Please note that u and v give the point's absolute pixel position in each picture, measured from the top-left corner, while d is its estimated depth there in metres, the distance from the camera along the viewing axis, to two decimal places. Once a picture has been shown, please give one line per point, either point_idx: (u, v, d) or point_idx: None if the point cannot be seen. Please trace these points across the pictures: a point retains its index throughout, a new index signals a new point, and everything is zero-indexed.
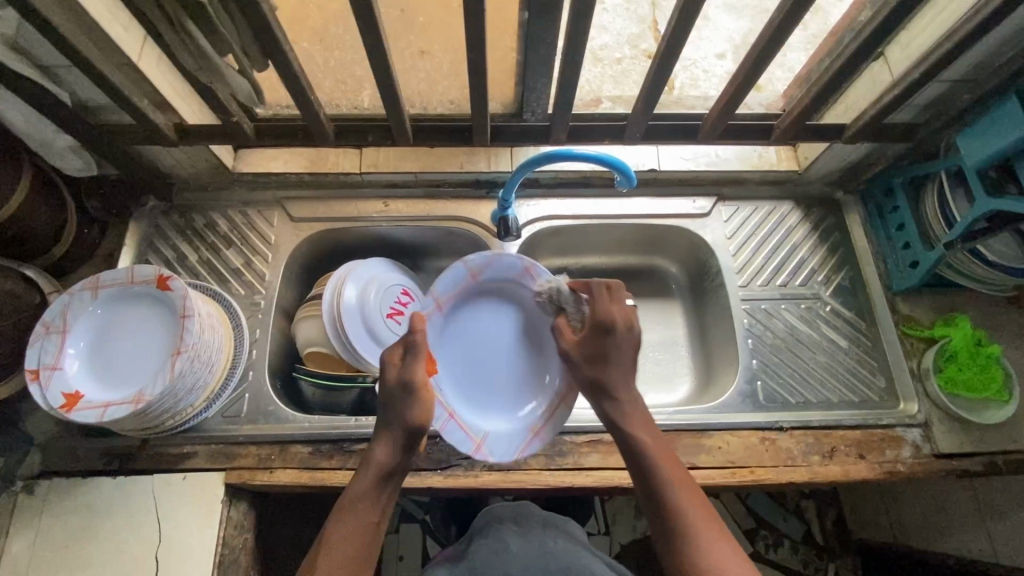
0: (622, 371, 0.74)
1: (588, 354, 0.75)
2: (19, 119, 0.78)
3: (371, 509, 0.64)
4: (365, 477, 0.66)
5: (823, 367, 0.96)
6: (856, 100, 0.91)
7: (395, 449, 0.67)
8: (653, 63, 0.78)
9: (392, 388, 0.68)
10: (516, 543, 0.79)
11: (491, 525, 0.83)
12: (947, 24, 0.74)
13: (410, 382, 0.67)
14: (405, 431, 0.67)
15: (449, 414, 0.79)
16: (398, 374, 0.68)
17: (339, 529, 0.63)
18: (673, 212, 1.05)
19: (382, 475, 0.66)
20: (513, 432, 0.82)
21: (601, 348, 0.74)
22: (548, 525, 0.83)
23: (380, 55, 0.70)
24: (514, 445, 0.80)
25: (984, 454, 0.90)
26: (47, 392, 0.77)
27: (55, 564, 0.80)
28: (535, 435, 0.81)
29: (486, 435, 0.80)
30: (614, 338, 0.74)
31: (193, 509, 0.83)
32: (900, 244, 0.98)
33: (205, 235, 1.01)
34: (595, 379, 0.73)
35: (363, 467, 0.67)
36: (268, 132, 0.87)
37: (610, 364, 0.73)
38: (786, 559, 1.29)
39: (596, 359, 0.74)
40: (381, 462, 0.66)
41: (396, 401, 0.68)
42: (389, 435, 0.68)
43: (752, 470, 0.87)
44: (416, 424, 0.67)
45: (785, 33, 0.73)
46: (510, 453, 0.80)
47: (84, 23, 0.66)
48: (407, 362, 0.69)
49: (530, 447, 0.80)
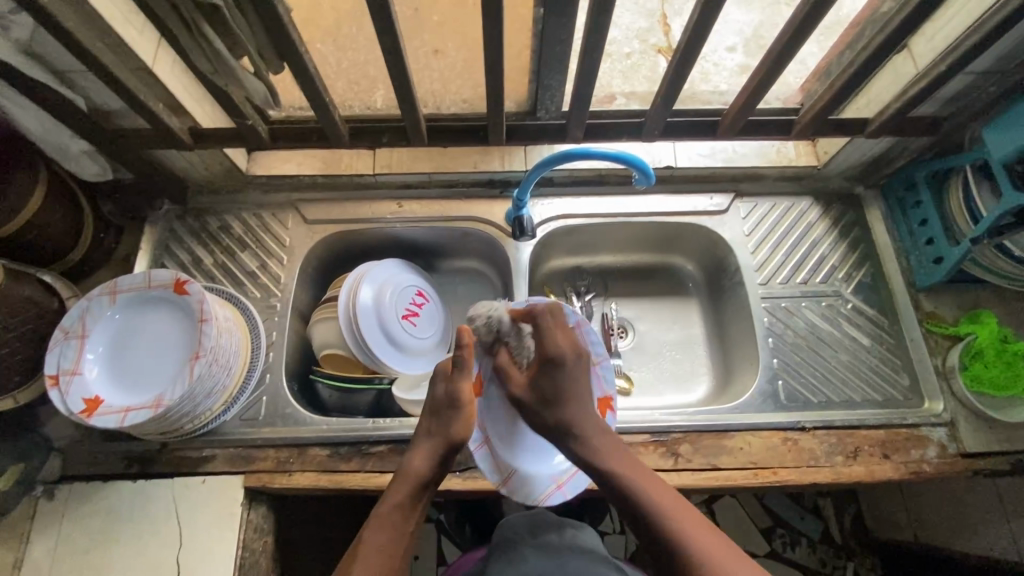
0: (579, 402, 0.73)
1: (543, 391, 0.73)
2: (36, 124, 0.79)
3: (407, 519, 0.64)
4: (403, 486, 0.66)
5: (845, 366, 0.94)
6: (880, 93, 0.89)
7: (434, 460, 0.68)
8: (673, 59, 0.77)
9: (439, 401, 0.70)
10: (538, 559, 0.72)
11: (512, 540, 0.76)
12: (975, 15, 0.72)
13: (458, 398, 0.70)
14: (449, 444, 0.69)
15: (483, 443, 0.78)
16: (449, 389, 0.70)
17: (375, 535, 0.61)
18: (691, 209, 1.04)
19: (421, 485, 0.67)
20: (540, 476, 0.79)
21: (554, 386, 0.73)
22: (573, 542, 0.76)
23: (396, 55, 0.69)
24: (538, 488, 0.78)
25: (1011, 453, 0.88)
26: (67, 397, 0.77)
27: (78, 567, 0.81)
28: (558, 488, 0.78)
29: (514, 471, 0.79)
30: (565, 371, 0.73)
31: (214, 512, 0.83)
32: (924, 239, 0.96)
33: (220, 238, 1.01)
34: (555, 423, 0.72)
35: (399, 478, 0.67)
36: (283, 135, 0.87)
37: (567, 399, 0.73)
38: (804, 558, 1.28)
39: (551, 401, 0.73)
40: (419, 472, 0.67)
41: (443, 413, 0.70)
42: (429, 447, 0.69)
43: (774, 471, 0.85)
44: (459, 439, 0.69)
45: (809, 26, 0.71)
46: (529, 497, 0.78)
47: (100, 28, 0.66)
48: (457, 378, 0.71)
49: (554, 492, 0.78)
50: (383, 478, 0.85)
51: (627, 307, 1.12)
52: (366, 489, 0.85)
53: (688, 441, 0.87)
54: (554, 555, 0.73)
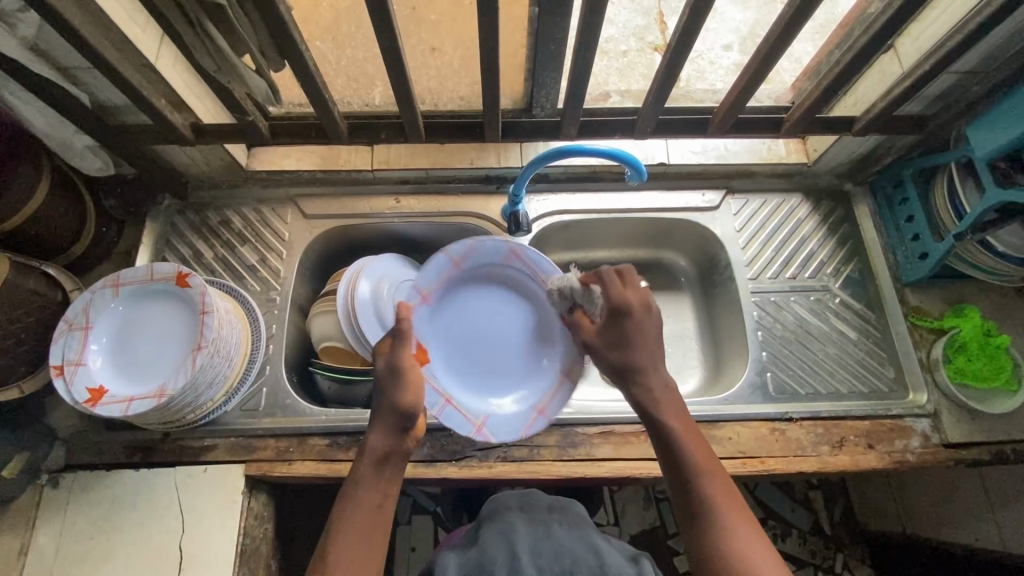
0: (647, 349, 0.70)
1: (611, 339, 0.73)
2: (41, 119, 0.80)
3: (373, 494, 0.65)
4: (364, 464, 0.66)
5: (832, 358, 0.97)
6: (867, 92, 0.91)
7: (388, 432, 0.67)
8: (666, 53, 0.78)
9: (382, 374, 0.70)
10: (528, 535, 0.73)
11: (503, 513, 0.78)
12: (957, 17, 0.74)
13: (397, 366, 0.69)
14: (396, 414, 0.67)
15: (445, 400, 0.84)
16: (389, 360, 0.70)
17: (344, 514, 0.63)
18: (684, 205, 1.06)
19: (380, 458, 0.66)
20: (517, 414, 0.86)
21: (619, 333, 0.72)
22: (563, 518, 0.78)
23: (394, 54, 0.71)
24: (517, 423, 0.85)
25: (992, 443, 0.90)
26: (72, 387, 0.79)
27: (82, 554, 0.82)
28: (540, 415, 0.86)
29: (487, 414, 0.86)
30: (632, 320, 0.71)
31: (216, 500, 0.85)
32: (910, 236, 0.98)
33: (220, 231, 1.02)
34: (620, 372, 0.71)
35: (361, 455, 0.67)
36: (283, 131, 0.88)
37: (635, 348, 0.70)
38: (794, 549, 1.30)
39: (616, 346, 0.72)
40: (376, 446, 0.67)
41: (385, 385, 0.69)
42: (380, 420, 0.68)
43: (762, 460, 0.88)
44: (407, 406, 0.67)
45: (797, 26, 0.73)
46: (512, 434, 0.84)
47: (105, 26, 0.68)
48: (396, 347, 0.71)
49: (534, 420, 0.85)
50: None
51: None
52: None
53: None
54: (545, 533, 0.74)
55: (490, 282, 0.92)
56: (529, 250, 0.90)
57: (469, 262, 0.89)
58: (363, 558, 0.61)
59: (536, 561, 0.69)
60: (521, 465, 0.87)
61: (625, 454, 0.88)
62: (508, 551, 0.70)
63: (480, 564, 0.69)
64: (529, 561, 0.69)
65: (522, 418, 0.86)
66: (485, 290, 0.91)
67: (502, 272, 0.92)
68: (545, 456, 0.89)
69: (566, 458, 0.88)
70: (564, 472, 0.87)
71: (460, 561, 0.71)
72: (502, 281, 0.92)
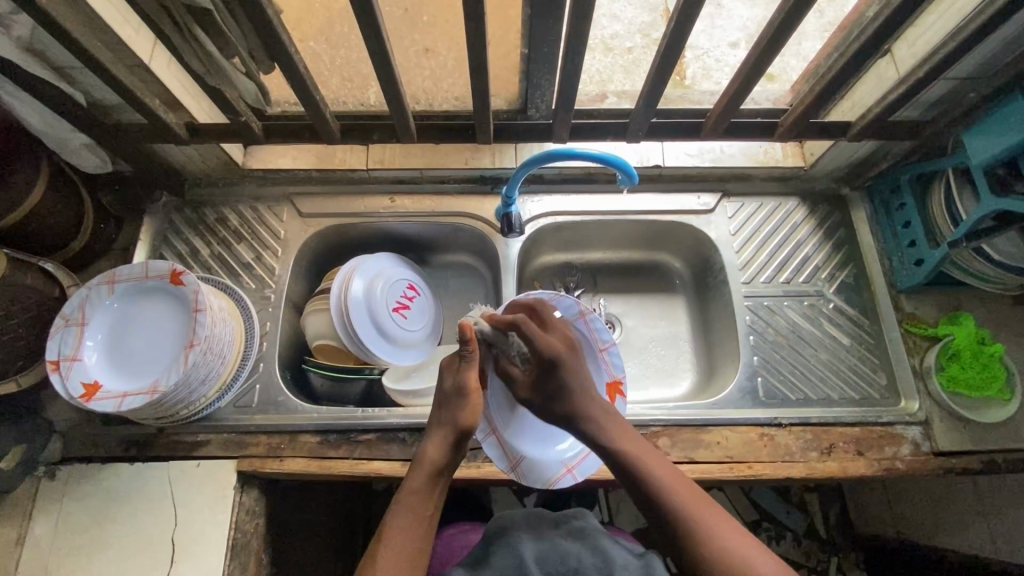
0: (586, 396, 0.75)
1: (549, 391, 0.76)
2: (38, 119, 0.81)
3: (424, 504, 0.70)
4: (420, 474, 0.71)
5: (824, 364, 0.96)
6: (863, 97, 0.90)
7: (445, 448, 0.72)
8: (657, 57, 0.78)
9: (447, 392, 0.74)
10: (533, 547, 0.75)
11: (505, 528, 0.79)
12: (953, 23, 0.73)
13: (464, 387, 0.74)
14: (458, 431, 0.73)
15: (491, 432, 0.83)
16: (455, 380, 0.74)
17: (396, 523, 0.68)
18: (678, 208, 1.06)
19: (436, 473, 0.71)
20: (549, 464, 0.84)
21: (555, 385, 0.75)
22: (568, 528, 0.80)
23: (383, 56, 0.71)
24: (548, 471, 0.84)
25: (983, 452, 0.90)
26: (67, 382, 0.80)
27: (76, 545, 0.84)
28: (569, 472, 0.84)
29: (522, 456, 0.84)
30: (564, 371, 0.75)
31: (208, 494, 0.86)
32: (906, 242, 0.98)
33: (217, 229, 1.03)
34: (567, 416, 0.75)
35: (416, 466, 0.72)
36: (276, 131, 0.89)
37: (573, 392, 0.75)
38: (789, 552, 1.30)
39: (558, 396, 0.75)
40: (433, 459, 0.72)
41: (450, 404, 0.74)
42: (439, 434, 0.73)
43: (750, 465, 0.88)
44: (467, 425, 0.73)
45: (787, 32, 0.72)
46: (541, 483, 0.83)
47: (97, 27, 0.68)
48: (463, 369, 0.74)
49: (561, 477, 0.83)
50: (371, 465, 0.88)
51: (615, 303, 1.14)
52: (354, 474, 0.88)
53: (667, 435, 0.90)
54: (549, 542, 0.76)
55: None
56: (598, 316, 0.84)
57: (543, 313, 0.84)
58: (410, 564, 0.66)
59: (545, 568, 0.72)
60: None
61: None
62: (518, 565, 0.72)
63: None
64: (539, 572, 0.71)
65: (553, 470, 0.84)
66: None
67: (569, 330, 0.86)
68: None
69: None
70: None
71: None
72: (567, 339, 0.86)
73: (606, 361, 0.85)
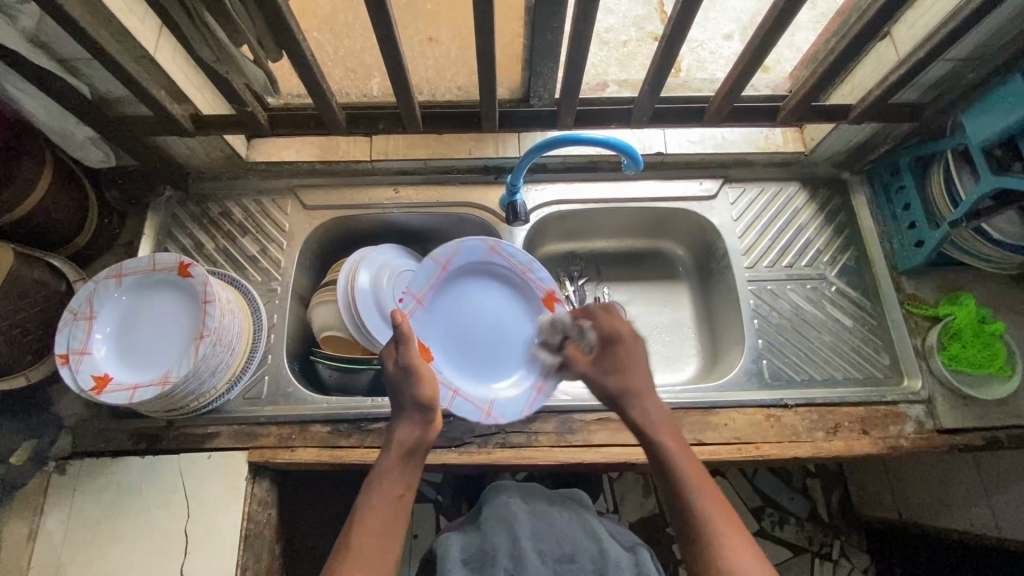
0: (638, 374, 0.77)
1: (608, 364, 0.79)
2: (42, 112, 0.81)
3: (397, 484, 0.70)
4: (391, 454, 0.72)
5: (827, 346, 0.98)
6: (864, 81, 0.91)
7: (416, 429, 0.73)
8: (659, 45, 0.79)
9: (395, 375, 0.74)
10: (530, 523, 0.77)
11: (504, 497, 0.81)
12: (952, 3, 0.74)
13: (410, 364, 0.73)
14: (416, 408, 0.73)
15: (452, 391, 0.87)
16: (400, 362, 0.74)
17: (370, 502, 0.68)
18: (681, 194, 1.06)
19: (406, 453, 0.72)
20: (519, 395, 0.90)
21: (614, 359, 0.78)
22: (565, 507, 0.82)
23: (391, 44, 0.72)
24: (520, 403, 0.89)
25: (985, 429, 0.91)
26: (77, 375, 0.80)
27: (88, 539, 0.84)
28: (540, 392, 0.90)
29: (493, 399, 0.89)
30: (622, 346, 0.78)
31: (220, 485, 0.87)
32: (906, 224, 0.99)
33: (221, 222, 1.03)
34: (618, 391, 0.76)
35: (387, 448, 0.73)
36: (281, 122, 0.90)
37: (626, 369, 0.77)
38: (792, 536, 1.31)
39: (615, 369, 0.78)
40: (402, 439, 0.72)
41: (400, 386, 0.74)
42: (408, 417, 0.73)
43: (757, 445, 0.89)
44: (424, 401, 0.73)
45: (789, 17, 0.73)
46: (519, 413, 0.88)
47: (104, 17, 0.68)
48: (405, 349, 0.75)
49: (537, 396, 0.90)
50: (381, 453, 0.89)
51: (619, 291, 1.15)
52: (365, 463, 0.88)
53: (675, 418, 0.91)
54: (545, 520, 0.78)
55: (473, 277, 0.96)
56: (505, 245, 0.96)
57: (455, 262, 0.94)
58: (384, 545, 0.65)
59: (538, 547, 0.73)
60: (520, 451, 0.88)
61: (623, 439, 0.90)
62: (510, 541, 0.73)
63: (483, 554, 0.73)
64: (532, 551, 0.72)
65: (525, 398, 0.90)
66: (472, 284, 0.96)
67: (485, 268, 0.96)
68: (544, 442, 0.89)
69: (564, 444, 0.89)
70: (561, 457, 0.88)
71: (463, 547, 0.74)
72: (489, 276, 0.97)
73: (532, 280, 0.97)
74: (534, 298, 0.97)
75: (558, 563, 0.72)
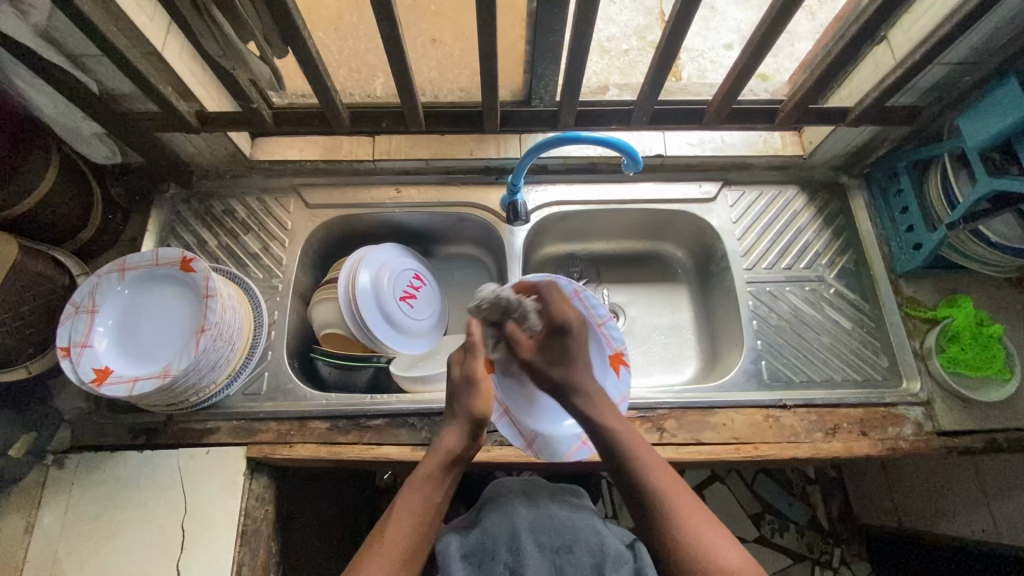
0: (587, 365, 0.79)
1: (552, 354, 0.78)
2: (50, 106, 0.83)
3: (436, 490, 0.71)
4: (435, 460, 0.73)
5: (826, 348, 0.98)
6: (861, 84, 0.92)
7: (461, 439, 0.73)
8: (658, 48, 0.80)
9: (456, 383, 0.75)
10: (529, 516, 0.76)
11: (502, 496, 0.80)
12: (949, 6, 0.75)
13: (473, 376, 0.74)
14: (473, 420, 0.73)
15: (503, 412, 0.85)
16: (462, 370, 0.75)
17: (404, 505, 0.69)
18: (681, 196, 1.07)
19: (449, 462, 0.72)
20: (566, 438, 0.84)
21: (560, 350, 0.78)
22: (565, 500, 0.80)
23: (395, 42, 0.73)
24: (568, 445, 0.84)
25: (985, 431, 0.91)
26: (78, 367, 0.80)
27: (85, 534, 0.84)
28: (585, 443, 0.84)
29: (540, 433, 0.84)
30: (573, 337, 0.79)
31: (219, 480, 0.87)
32: (905, 227, 0.99)
33: (224, 220, 1.04)
34: (563, 382, 0.77)
35: (432, 454, 0.74)
36: (286, 119, 0.91)
37: (573, 362, 0.78)
38: (792, 543, 1.30)
39: (561, 360, 0.78)
40: (448, 448, 0.73)
41: (461, 393, 0.75)
42: (459, 426, 0.74)
43: (756, 446, 0.89)
44: (482, 415, 0.73)
45: (785, 19, 0.74)
46: (560, 455, 0.83)
47: (114, 13, 0.69)
48: (466, 361, 0.75)
49: (580, 446, 0.83)
50: (380, 450, 0.89)
51: (619, 293, 1.15)
52: (364, 460, 0.88)
53: (673, 418, 0.91)
54: (544, 513, 0.77)
55: None
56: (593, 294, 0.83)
57: None
58: (411, 547, 0.66)
59: (537, 541, 0.73)
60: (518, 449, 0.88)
61: None
62: (509, 535, 0.73)
63: (484, 548, 0.72)
64: (529, 546, 0.72)
65: (573, 443, 0.84)
66: None
67: None
68: None
69: None
70: (559, 456, 0.88)
71: (463, 543, 0.74)
72: None
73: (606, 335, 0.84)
74: (602, 354, 0.84)
75: (557, 555, 0.72)
